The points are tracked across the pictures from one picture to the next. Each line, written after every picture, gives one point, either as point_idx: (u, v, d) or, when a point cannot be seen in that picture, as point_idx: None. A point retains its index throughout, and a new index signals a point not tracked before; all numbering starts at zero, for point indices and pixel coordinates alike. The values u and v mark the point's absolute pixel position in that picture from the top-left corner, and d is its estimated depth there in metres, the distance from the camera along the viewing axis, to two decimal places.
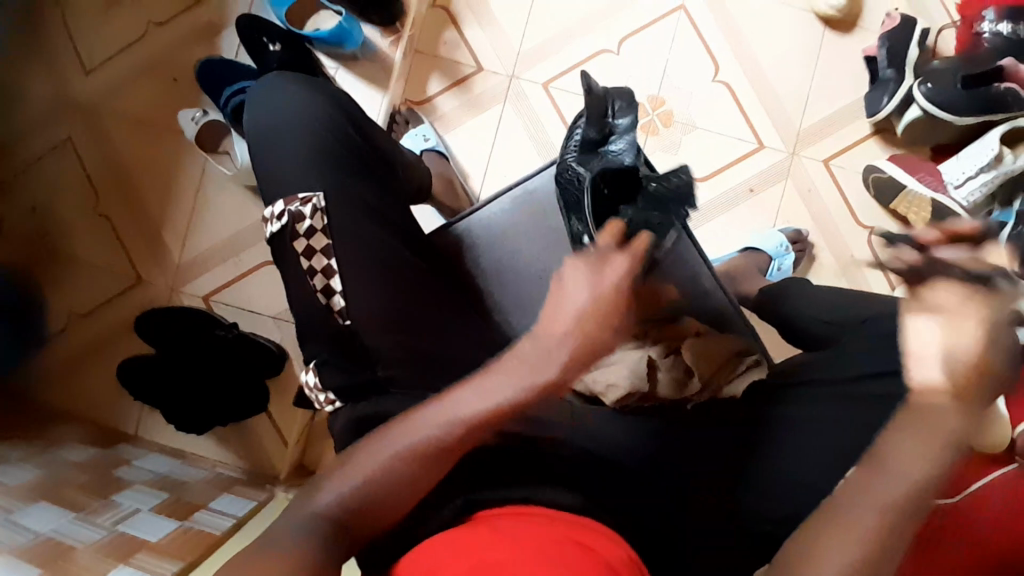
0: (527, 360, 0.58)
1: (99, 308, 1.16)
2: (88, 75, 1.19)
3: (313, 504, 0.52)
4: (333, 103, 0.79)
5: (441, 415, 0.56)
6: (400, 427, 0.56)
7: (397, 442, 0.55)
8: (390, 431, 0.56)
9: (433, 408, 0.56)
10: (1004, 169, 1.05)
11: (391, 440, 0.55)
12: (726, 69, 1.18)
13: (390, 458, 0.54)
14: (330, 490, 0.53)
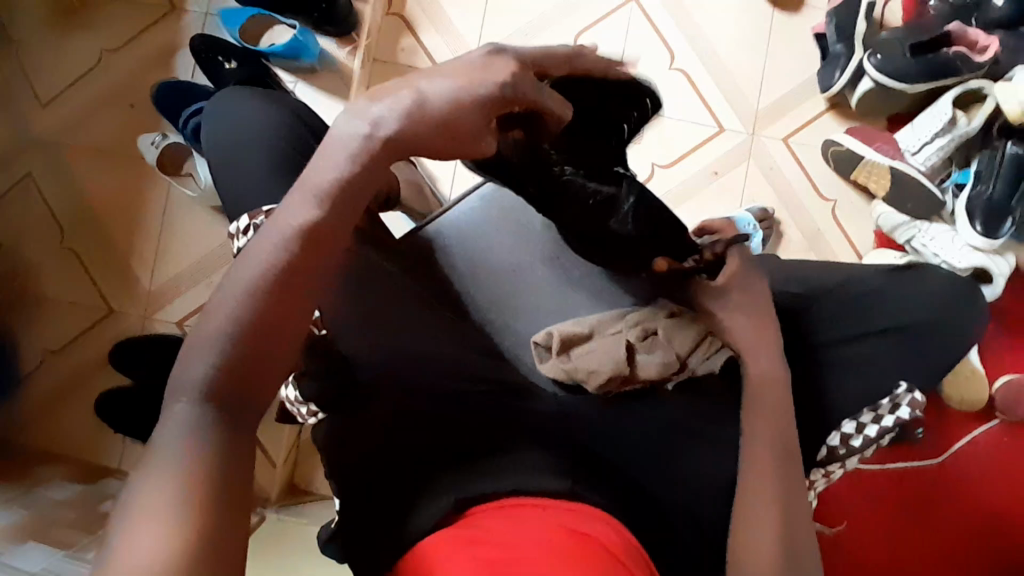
0: (361, 110, 0.53)
1: (72, 343, 1.14)
2: (44, 108, 1.18)
3: (190, 387, 0.46)
4: (292, 115, 0.79)
5: (291, 214, 0.51)
6: (254, 248, 0.50)
7: (261, 261, 0.49)
8: (245, 258, 0.50)
9: (273, 230, 0.50)
10: (958, 132, 1.08)
11: (253, 265, 0.50)
12: (681, 56, 1.20)
13: (259, 281, 0.49)
14: (200, 359, 0.47)
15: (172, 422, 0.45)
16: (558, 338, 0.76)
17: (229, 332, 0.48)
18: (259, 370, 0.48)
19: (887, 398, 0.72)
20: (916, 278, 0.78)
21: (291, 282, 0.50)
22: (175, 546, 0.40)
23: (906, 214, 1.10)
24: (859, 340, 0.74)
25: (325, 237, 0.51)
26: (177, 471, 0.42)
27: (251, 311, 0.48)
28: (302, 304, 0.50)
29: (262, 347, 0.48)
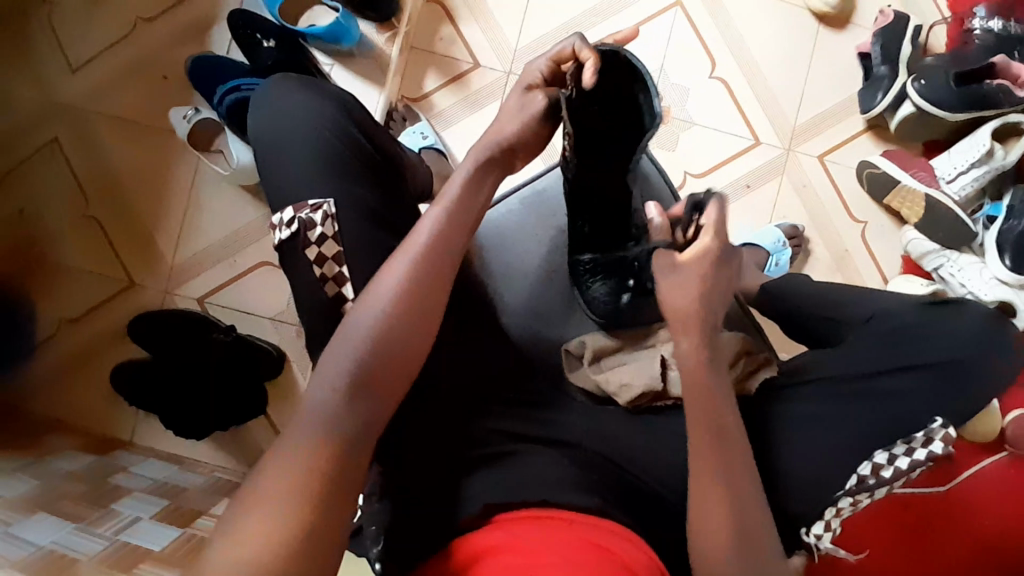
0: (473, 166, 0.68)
1: (89, 313, 1.14)
2: (74, 72, 1.16)
3: (326, 385, 0.56)
4: (338, 104, 0.77)
5: (419, 240, 0.63)
6: (389, 268, 0.61)
7: (393, 278, 0.60)
8: (381, 277, 0.61)
9: (402, 251, 0.62)
10: (995, 164, 1.08)
11: (388, 281, 0.60)
12: (721, 66, 1.18)
13: (393, 293, 0.60)
14: (338, 362, 0.57)
15: (306, 416, 0.54)
16: (592, 350, 0.79)
17: (364, 337, 0.58)
18: (389, 373, 0.58)
19: (921, 431, 0.71)
20: (951, 313, 0.77)
21: (415, 299, 0.60)
22: (295, 522, 0.49)
23: (935, 243, 1.10)
24: (893, 372, 0.74)
25: (444, 260, 0.63)
26: (303, 459, 0.52)
27: (383, 319, 0.59)
28: (418, 321, 0.60)
29: (389, 351, 0.58)
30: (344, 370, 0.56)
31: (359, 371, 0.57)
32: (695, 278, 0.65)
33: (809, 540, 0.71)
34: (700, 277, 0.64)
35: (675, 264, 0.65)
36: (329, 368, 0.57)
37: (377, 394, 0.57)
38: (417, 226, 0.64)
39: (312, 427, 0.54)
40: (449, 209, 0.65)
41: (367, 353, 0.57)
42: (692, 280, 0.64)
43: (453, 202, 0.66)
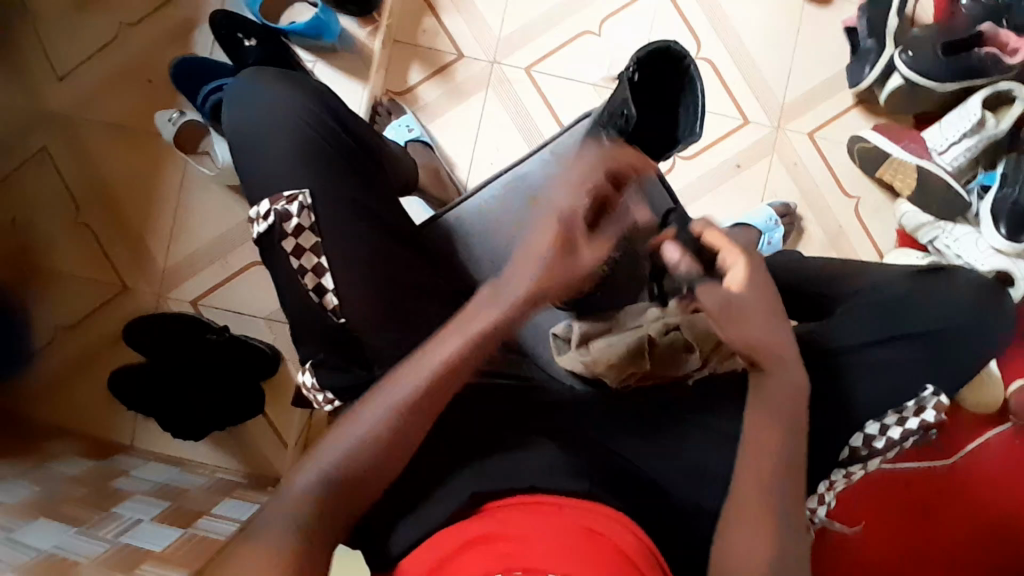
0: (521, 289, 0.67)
1: (85, 320, 1.14)
2: (60, 80, 1.16)
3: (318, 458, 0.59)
4: (316, 98, 0.77)
5: (438, 356, 0.63)
6: (405, 373, 0.63)
7: (406, 386, 0.62)
8: (396, 379, 0.63)
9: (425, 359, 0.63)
10: (986, 133, 1.06)
11: (401, 385, 0.62)
12: (707, 46, 1.18)
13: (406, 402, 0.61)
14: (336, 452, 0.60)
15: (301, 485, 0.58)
16: (578, 331, 0.78)
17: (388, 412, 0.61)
18: (384, 465, 0.61)
19: (913, 400, 0.72)
20: (941, 280, 0.77)
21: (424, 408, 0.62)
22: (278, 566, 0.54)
23: (930, 214, 1.09)
24: (887, 342, 0.73)
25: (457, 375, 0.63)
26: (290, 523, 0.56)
27: (400, 413, 0.61)
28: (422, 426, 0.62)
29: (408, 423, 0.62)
30: (364, 434, 0.60)
31: (379, 435, 0.60)
32: (751, 304, 0.66)
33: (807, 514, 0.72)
34: (761, 301, 0.67)
35: (729, 298, 0.66)
36: (356, 425, 0.61)
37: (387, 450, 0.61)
38: (438, 341, 0.64)
39: (325, 470, 0.59)
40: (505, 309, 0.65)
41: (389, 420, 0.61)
42: (755, 315, 0.66)
43: (490, 324, 0.64)
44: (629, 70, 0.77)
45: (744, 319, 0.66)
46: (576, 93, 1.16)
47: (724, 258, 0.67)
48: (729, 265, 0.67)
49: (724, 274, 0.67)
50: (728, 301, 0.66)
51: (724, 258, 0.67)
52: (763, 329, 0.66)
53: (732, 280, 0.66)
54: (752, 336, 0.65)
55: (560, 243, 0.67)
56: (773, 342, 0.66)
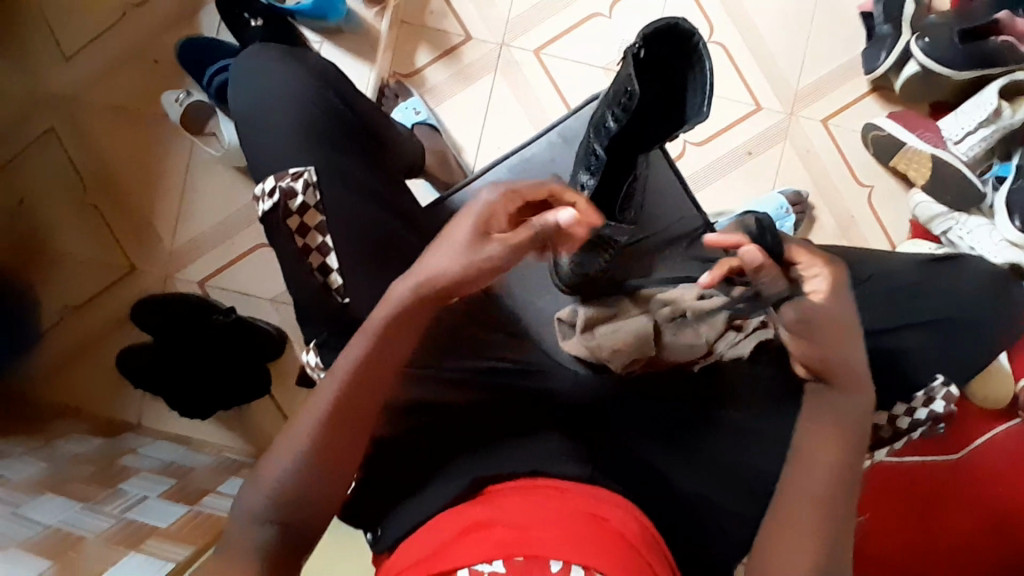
0: (435, 272, 0.59)
1: (93, 300, 1.15)
2: (69, 61, 1.16)
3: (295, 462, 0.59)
4: (321, 78, 0.77)
5: (344, 361, 0.59)
6: (321, 389, 0.59)
7: (319, 406, 0.59)
8: (311, 399, 0.59)
9: (340, 363, 0.60)
10: (1003, 123, 1.04)
11: (315, 406, 0.59)
12: (719, 30, 1.16)
13: (320, 424, 0.58)
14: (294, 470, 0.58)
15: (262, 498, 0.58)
16: (583, 317, 0.75)
17: (341, 380, 0.59)
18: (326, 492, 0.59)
19: (923, 390, 0.71)
20: (953, 270, 0.75)
21: (348, 419, 0.59)
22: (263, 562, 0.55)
23: (943, 205, 1.07)
24: (896, 332, 0.72)
25: (372, 373, 0.59)
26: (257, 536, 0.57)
27: (324, 437, 0.58)
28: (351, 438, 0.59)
29: (362, 395, 0.59)
30: (326, 407, 0.58)
31: (343, 411, 0.59)
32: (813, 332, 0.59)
33: None
34: (814, 327, 0.59)
35: (801, 322, 0.59)
36: (318, 400, 0.59)
37: (353, 419, 0.59)
38: (348, 344, 0.60)
39: (303, 444, 0.58)
40: (420, 287, 0.59)
41: (348, 395, 0.59)
42: (815, 342, 0.59)
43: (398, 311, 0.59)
44: (634, 46, 0.73)
45: (817, 336, 0.59)
46: (584, 77, 1.15)
47: (804, 268, 0.60)
48: (811, 275, 0.60)
49: (804, 284, 0.60)
50: (803, 317, 0.59)
51: (803, 268, 0.60)
52: (829, 346, 0.59)
53: (813, 291, 0.59)
54: (819, 348, 0.59)
55: (473, 231, 0.58)
56: (841, 354, 0.59)
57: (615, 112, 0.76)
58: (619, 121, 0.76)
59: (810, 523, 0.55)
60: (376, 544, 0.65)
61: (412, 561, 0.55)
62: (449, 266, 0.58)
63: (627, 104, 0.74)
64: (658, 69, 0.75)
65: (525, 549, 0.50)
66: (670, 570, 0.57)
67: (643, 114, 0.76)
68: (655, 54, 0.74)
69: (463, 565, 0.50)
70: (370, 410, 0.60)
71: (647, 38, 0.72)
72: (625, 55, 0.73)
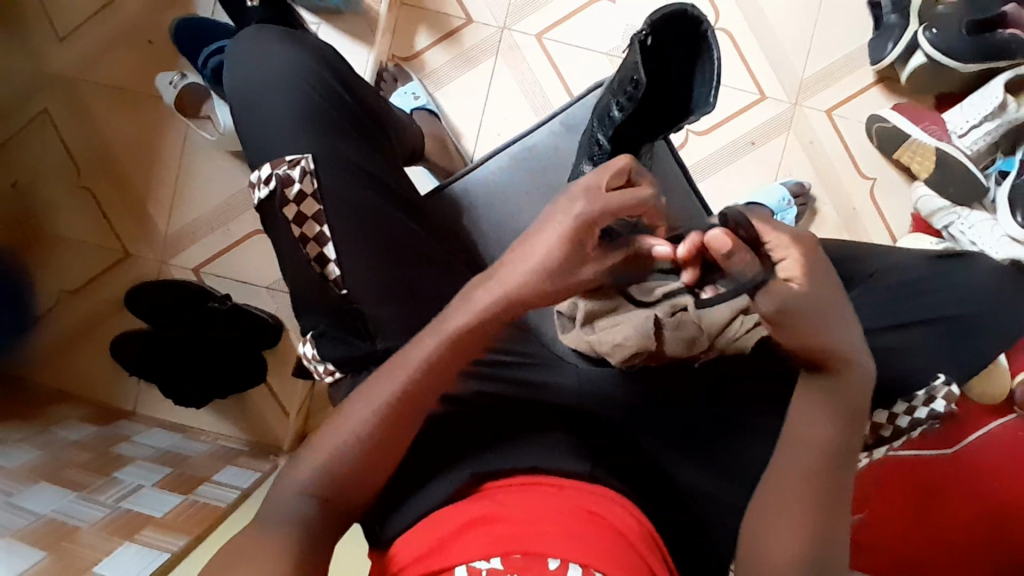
0: (508, 281, 0.57)
1: (87, 285, 1.13)
2: (61, 40, 1.13)
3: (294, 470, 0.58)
4: (320, 61, 0.75)
5: (401, 365, 0.59)
6: (369, 390, 0.59)
7: (366, 407, 0.58)
8: (357, 398, 0.59)
9: (399, 363, 0.59)
10: (1008, 117, 1.04)
11: (360, 408, 0.58)
12: (725, 16, 1.14)
13: (362, 424, 0.58)
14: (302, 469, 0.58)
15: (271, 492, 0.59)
16: (582, 310, 0.73)
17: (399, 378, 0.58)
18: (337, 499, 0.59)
19: (923, 389, 0.70)
20: (959, 267, 0.74)
21: (390, 428, 0.58)
22: None
23: (946, 199, 1.06)
24: (898, 329, 0.71)
25: (428, 385, 0.59)
26: None
27: (360, 435, 0.58)
28: (394, 448, 0.59)
29: (412, 402, 0.58)
30: (379, 404, 0.58)
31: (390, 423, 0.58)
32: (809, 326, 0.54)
33: None
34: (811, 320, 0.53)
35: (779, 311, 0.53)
36: (358, 407, 0.58)
37: (399, 423, 0.58)
38: (409, 346, 0.60)
39: (343, 439, 0.57)
40: (501, 298, 0.57)
41: (402, 401, 0.58)
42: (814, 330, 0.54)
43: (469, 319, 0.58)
44: (641, 32, 0.71)
45: (805, 323, 0.53)
46: (588, 63, 1.13)
47: (773, 248, 0.53)
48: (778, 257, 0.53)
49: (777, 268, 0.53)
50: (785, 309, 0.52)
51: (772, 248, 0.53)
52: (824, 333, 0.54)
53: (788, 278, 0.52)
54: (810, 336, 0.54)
55: (560, 240, 0.55)
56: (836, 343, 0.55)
57: (622, 98, 0.74)
58: (622, 111, 0.74)
59: (814, 522, 0.55)
60: (374, 539, 0.63)
61: (407, 560, 0.55)
62: (525, 275, 0.56)
63: (635, 91, 0.72)
64: (665, 51, 0.73)
65: (524, 547, 0.50)
66: (671, 569, 0.57)
67: (649, 101, 0.75)
68: (664, 35, 0.72)
69: (462, 562, 0.50)
70: (414, 420, 0.59)
71: (655, 19, 0.70)
72: (631, 41, 0.72)
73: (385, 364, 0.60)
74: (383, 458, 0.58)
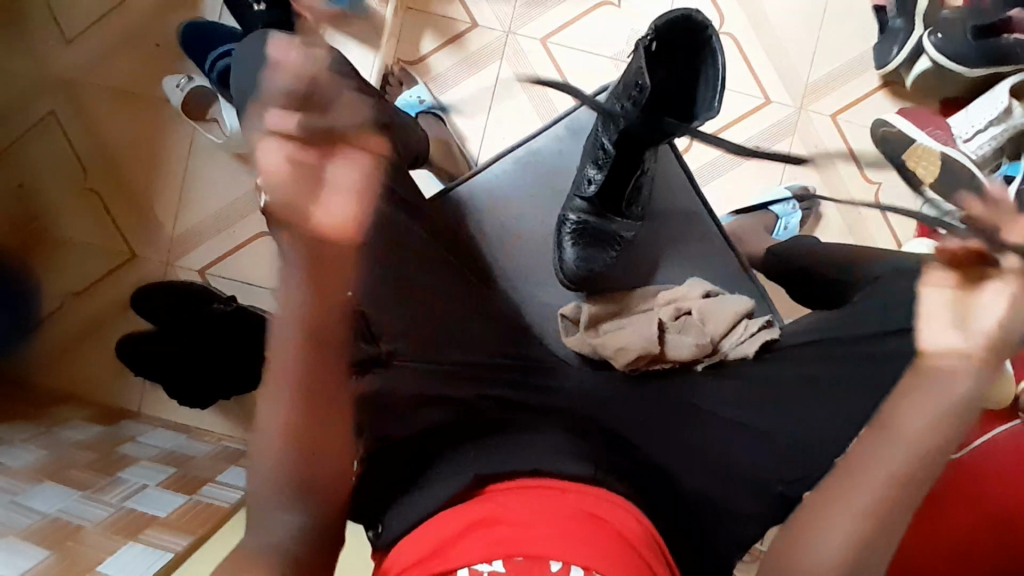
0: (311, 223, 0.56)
1: (92, 286, 1.14)
2: (69, 43, 1.14)
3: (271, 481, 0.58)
4: (325, 64, 0.76)
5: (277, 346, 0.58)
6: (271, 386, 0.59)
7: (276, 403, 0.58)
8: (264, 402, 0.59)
9: (276, 344, 0.58)
10: (1014, 122, 1.04)
11: (273, 408, 0.58)
12: (730, 20, 1.14)
13: (282, 426, 0.58)
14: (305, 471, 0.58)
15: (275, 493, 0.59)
16: (587, 313, 0.79)
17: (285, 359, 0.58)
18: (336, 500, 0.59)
19: None
20: None
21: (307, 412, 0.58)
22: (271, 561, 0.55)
23: None
24: None
25: (307, 347, 0.58)
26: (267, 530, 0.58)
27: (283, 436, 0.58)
28: (320, 429, 0.59)
29: (311, 374, 0.58)
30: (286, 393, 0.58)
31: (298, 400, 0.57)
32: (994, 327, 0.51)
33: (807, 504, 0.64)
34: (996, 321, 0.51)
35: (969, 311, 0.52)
36: (270, 401, 0.58)
37: (313, 400, 0.59)
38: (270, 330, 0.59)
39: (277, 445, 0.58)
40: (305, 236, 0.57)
41: (303, 378, 0.58)
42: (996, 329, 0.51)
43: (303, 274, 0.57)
44: (645, 38, 0.72)
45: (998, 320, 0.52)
46: (592, 68, 1.13)
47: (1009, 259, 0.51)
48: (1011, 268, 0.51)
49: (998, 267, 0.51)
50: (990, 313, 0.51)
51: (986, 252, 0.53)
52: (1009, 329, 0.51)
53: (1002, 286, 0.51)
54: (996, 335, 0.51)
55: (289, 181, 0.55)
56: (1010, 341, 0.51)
57: (625, 103, 0.74)
58: (625, 116, 0.75)
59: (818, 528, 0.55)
60: (376, 540, 0.62)
61: (408, 562, 0.54)
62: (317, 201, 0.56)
63: (639, 96, 0.72)
64: (670, 57, 0.74)
65: (526, 549, 0.50)
66: (672, 572, 0.57)
67: (655, 107, 0.75)
68: (668, 42, 0.73)
69: (463, 564, 0.50)
70: (323, 389, 0.59)
71: (657, 25, 0.71)
72: (635, 46, 0.72)
73: (265, 354, 0.59)
74: (318, 443, 0.59)
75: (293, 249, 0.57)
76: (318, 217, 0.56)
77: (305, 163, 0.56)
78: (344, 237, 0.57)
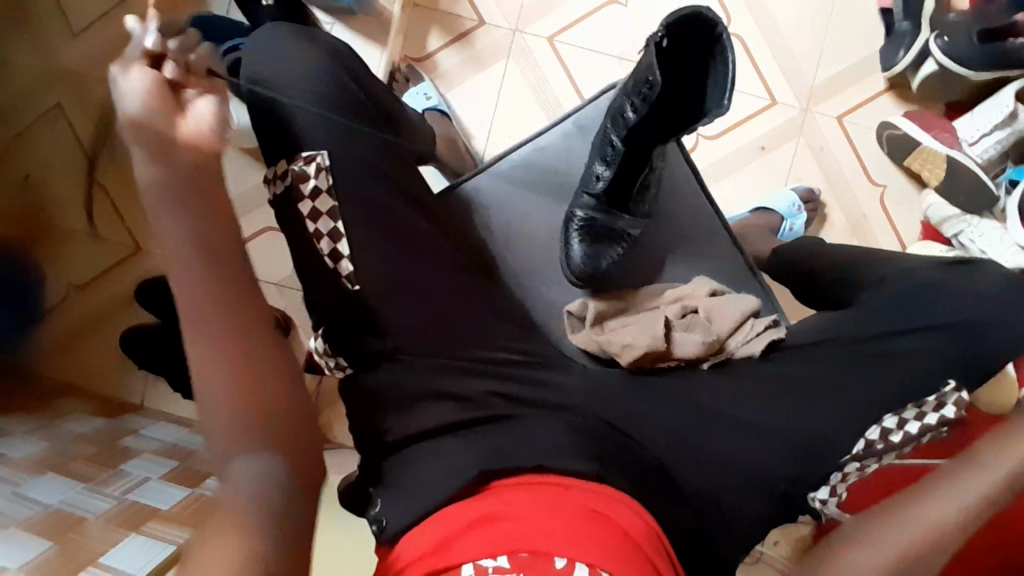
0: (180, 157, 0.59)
1: (103, 279, 1.19)
2: (75, 35, 1.11)
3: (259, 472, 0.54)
4: (333, 56, 0.75)
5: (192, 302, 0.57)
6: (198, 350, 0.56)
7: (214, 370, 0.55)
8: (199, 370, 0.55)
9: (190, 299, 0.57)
10: (1019, 126, 1.03)
11: (209, 375, 0.55)
12: (737, 21, 1.14)
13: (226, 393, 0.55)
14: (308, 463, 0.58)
15: None
16: (593, 310, 0.79)
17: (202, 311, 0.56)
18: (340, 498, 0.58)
19: (934, 395, 0.69)
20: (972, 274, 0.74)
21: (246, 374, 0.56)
22: None
23: (956, 207, 1.05)
24: (907, 335, 0.70)
25: (222, 295, 0.57)
26: None
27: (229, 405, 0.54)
28: (263, 389, 0.56)
29: (234, 325, 0.57)
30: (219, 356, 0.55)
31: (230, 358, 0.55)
32: None
33: (812, 504, 0.68)
34: None
35: None
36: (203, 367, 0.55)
37: (247, 358, 0.56)
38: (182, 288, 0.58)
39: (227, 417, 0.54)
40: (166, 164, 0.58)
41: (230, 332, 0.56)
42: None
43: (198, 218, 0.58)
44: (656, 35, 0.73)
45: None
46: (599, 67, 1.13)
47: None
48: None
49: None
50: None
51: None
52: None
53: None
54: None
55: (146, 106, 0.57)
56: None
57: (636, 98, 0.76)
58: (636, 111, 0.77)
59: None
60: (379, 534, 0.62)
61: (413, 557, 0.55)
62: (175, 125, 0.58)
63: (650, 92, 0.74)
64: (677, 55, 0.76)
65: (531, 546, 0.50)
66: (676, 570, 0.57)
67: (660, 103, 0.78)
68: (677, 39, 0.75)
69: (468, 560, 0.50)
70: (252, 339, 0.57)
71: (668, 21, 0.72)
72: (646, 43, 0.73)
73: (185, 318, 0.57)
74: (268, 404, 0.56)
75: (171, 181, 0.58)
76: (184, 132, 0.58)
77: (164, 81, 0.58)
78: (208, 149, 0.59)
